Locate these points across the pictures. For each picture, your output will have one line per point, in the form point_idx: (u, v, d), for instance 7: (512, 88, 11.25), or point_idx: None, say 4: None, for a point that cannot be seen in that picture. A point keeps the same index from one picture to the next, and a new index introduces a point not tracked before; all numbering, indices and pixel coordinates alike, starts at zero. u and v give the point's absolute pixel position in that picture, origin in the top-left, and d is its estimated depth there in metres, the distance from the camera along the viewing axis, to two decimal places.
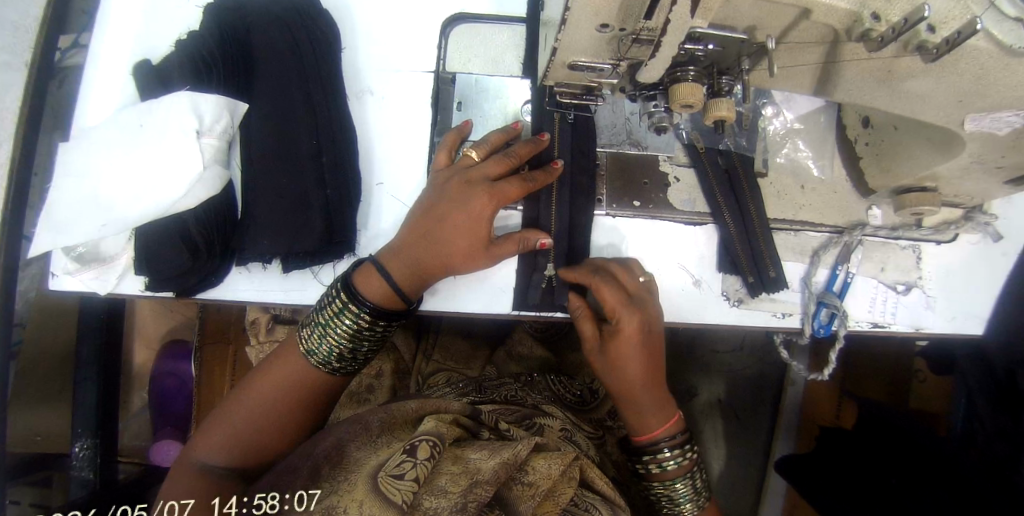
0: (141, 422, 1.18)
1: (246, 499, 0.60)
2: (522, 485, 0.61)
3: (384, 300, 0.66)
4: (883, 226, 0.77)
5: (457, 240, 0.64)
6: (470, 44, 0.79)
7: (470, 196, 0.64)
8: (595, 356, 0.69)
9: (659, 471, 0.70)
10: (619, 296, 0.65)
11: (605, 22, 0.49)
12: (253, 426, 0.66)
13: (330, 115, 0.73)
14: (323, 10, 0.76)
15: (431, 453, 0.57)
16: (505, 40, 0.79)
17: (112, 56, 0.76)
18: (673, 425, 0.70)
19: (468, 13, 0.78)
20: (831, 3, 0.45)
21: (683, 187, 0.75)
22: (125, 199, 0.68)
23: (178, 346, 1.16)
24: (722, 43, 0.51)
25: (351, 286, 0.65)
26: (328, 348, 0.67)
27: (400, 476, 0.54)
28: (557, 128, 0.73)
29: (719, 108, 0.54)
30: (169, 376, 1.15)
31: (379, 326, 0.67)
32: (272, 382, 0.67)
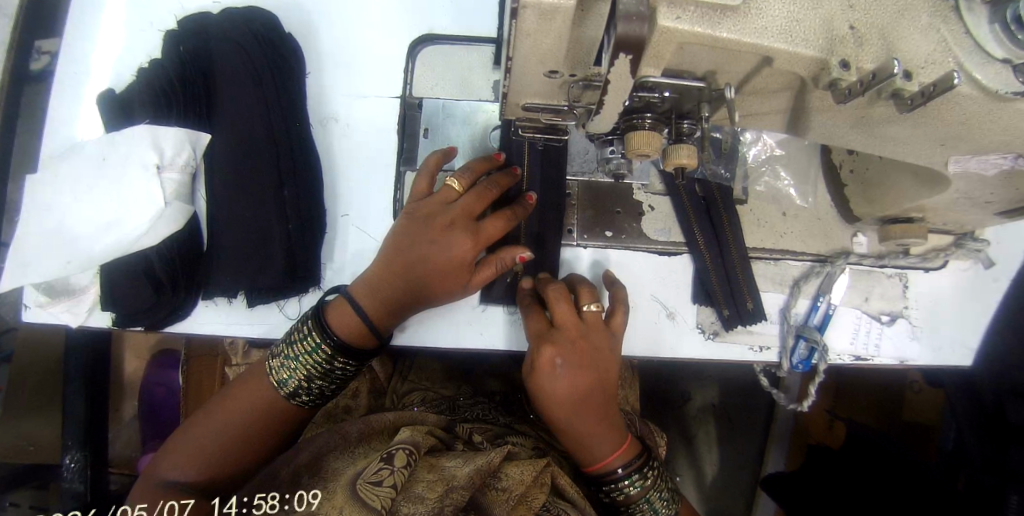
0: (130, 432, 1.19)
1: (245, 499, 0.61)
2: (494, 490, 0.62)
3: (355, 338, 0.63)
4: (869, 255, 0.74)
5: (436, 280, 0.62)
6: (439, 67, 0.76)
7: (455, 238, 0.61)
8: (534, 398, 0.62)
9: (623, 498, 0.64)
10: (540, 327, 0.62)
11: (553, 68, 0.46)
12: (230, 437, 0.62)
13: (293, 145, 0.70)
14: (286, 34, 0.73)
15: (407, 460, 0.59)
16: (475, 62, 0.77)
17: (74, 82, 0.75)
18: (625, 451, 0.63)
19: (436, 34, 0.76)
20: (792, 50, 0.42)
21: (658, 216, 0.73)
22: (89, 235, 0.68)
23: (168, 357, 1.17)
24: (678, 90, 0.48)
25: (322, 322, 0.63)
26: (294, 380, 0.63)
27: (378, 482, 0.55)
28: (526, 156, 0.71)
29: (679, 154, 0.51)
30: (159, 386, 1.16)
31: (349, 366, 0.65)
32: (243, 400, 0.64)
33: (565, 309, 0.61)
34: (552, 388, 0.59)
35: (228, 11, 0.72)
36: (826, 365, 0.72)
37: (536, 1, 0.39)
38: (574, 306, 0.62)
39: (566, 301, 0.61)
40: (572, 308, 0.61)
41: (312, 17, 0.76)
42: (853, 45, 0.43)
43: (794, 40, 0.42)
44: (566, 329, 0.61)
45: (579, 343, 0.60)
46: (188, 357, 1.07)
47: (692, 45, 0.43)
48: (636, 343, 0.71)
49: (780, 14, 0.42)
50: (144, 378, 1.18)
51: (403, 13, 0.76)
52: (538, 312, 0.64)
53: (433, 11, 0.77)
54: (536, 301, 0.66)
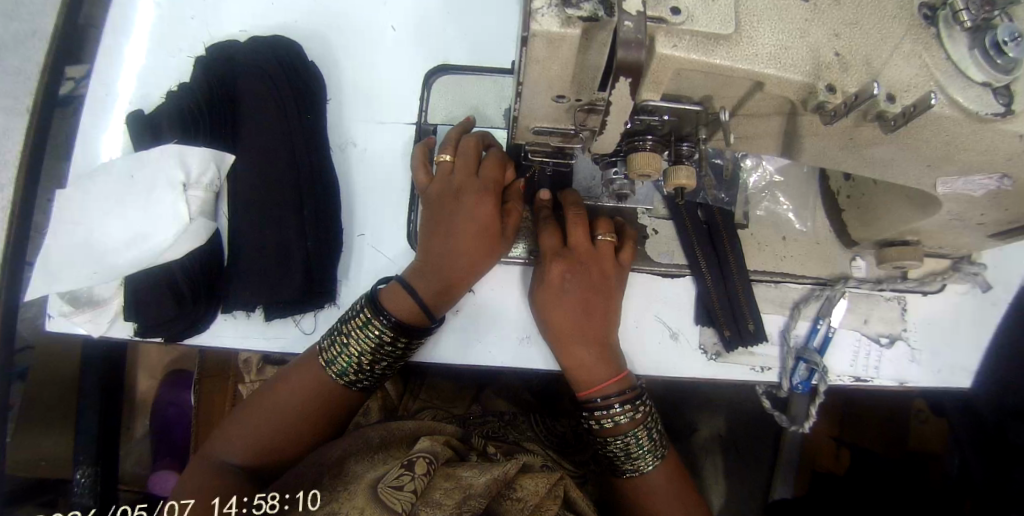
0: (140, 450, 1.19)
1: (246, 499, 0.60)
2: (511, 500, 0.65)
3: (408, 316, 0.64)
4: (867, 279, 0.75)
5: (477, 248, 0.64)
6: (450, 93, 0.78)
7: (473, 201, 0.64)
8: (537, 305, 0.68)
9: (611, 426, 0.67)
10: (555, 245, 0.67)
11: (560, 93, 0.50)
12: (280, 422, 0.65)
13: (313, 165, 0.74)
14: (309, 62, 0.78)
15: (427, 468, 0.64)
16: (487, 91, 0.78)
17: (106, 104, 0.79)
18: (618, 382, 0.66)
19: (450, 64, 0.79)
20: (781, 76, 0.46)
21: (662, 239, 0.74)
22: (116, 247, 0.71)
23: (180, 376, 1.17)
24: (677, 114, 0.51)
25: (374, 301, 0.65)
26: (346, 360, 0.65)
27: (400, 487, 0.60)
28: (536, 181, 0.74)
29: (678, 176, 0.53)
30: (170, 406, 1.16)
31: (401, 344, 0.65)
32: (296, 386, 0.66)
33: (580, 233, 0.66)
34: (560, 294, 0.66)
35: (254, 40, 0.76)
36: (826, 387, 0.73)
37: (544, 31, 0.43)
38: (589, 232, 0.67)
39: (582, 227, 0.66)
40: (587, 232, 0.67)
41: (334, 47, 0.81)
42: (840, 71, 0.46)
43: (783, 65, 0.46)
44: (578, 252, 0.67)
45: (590, 267, 0.66)
46: (201, 376, 1.07)
47: (689, 71, 0.46)
48: (639, 362, 0.72)
49: (769, 42, 0.46)
50: (155, 398, 1.17)
51: (419, 43, 0.81)
52: (553, 231, 0.67)
53: (448, 43, 0.81)
54: (553, 220, 0.69)
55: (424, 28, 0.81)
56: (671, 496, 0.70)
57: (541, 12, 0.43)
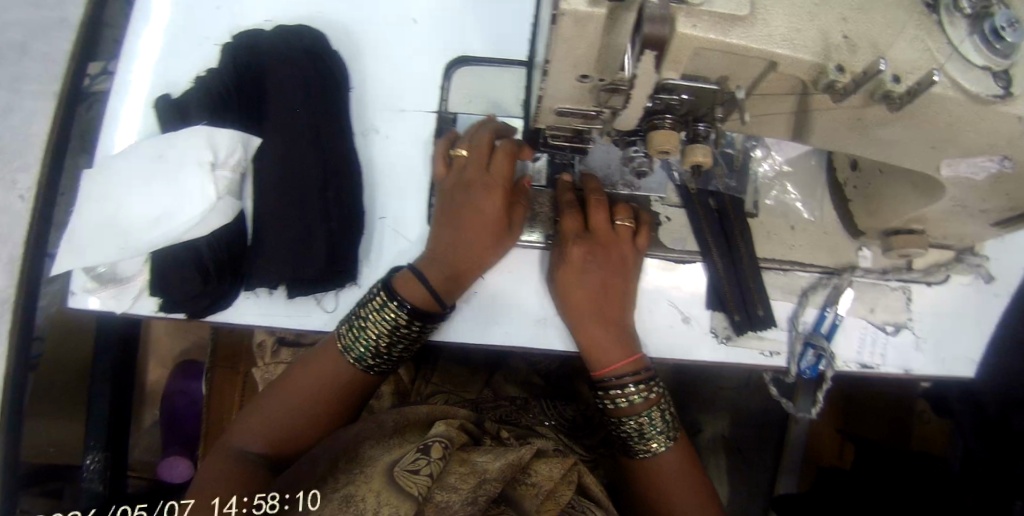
0: (152, 439, 1.19)
1: (246, 499, 0.62)
2: (524, 485, 0.65)
3: (423, 303, 0.66)
4: (873, 269, 0.77)
5: (486, 237, 0.68)
6: (473, 84, 0.82)
7: (488, 189, 0.67)
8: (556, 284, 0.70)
9: (625, 406, 0.68)
10: (578, 226, 0.69)
11: (584, 73, 0.53)
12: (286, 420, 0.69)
13: (337, 149, 0.76)
14: (333, 50, 0.80)
15: (443, 452, 0.63)
16: (506, 82, 0.82)
17: (133, 88, 0.81)
18: (633, 362, 0.68)
19: (470, 55, 0.82)
20: (793, 56, 0.48)
21: (675, 226, 0.76)
22: (140, 226, 0.72)
23: (191, 366, 1.17)
24: (695, 93, 0.54)
25: (390, 288, 0.67)
26: (364, 345, 0.68)
27: (416, 471, 0.60)
28: (553, 169, 0.76)
29: (695, 153, 0.57)
30: (181, 395, 1.16)
31: (415, 328, 0.68)
32: (303, 385, 0.70)
33: (602, 218, 0.70)
34: (581, 273, 0.68)
35: (280, 28, 0.79)
36: (832, 373, 0.75)
37: (572, 10, 0.46)
38: (609, 216, 0.70)
39: (604, 211, 0.70)
40: (608, 219, 0.70)
41: (358, 37, 0.83)
42: (848, 52, 0.49)
43: (795, 46, 0.48)
44: (598, 235, 0.70)
45: (609, 250, 0.69)
46: (212, 363, 1.08)
47: (707, 50, 0.49)
48: (652, 344, 0.74)
49: (782, 24, 0.49)
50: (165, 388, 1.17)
51: (440, 35, 0.83)
52: (577, 211, 0.70)
53: (468, 34, 0.83)
54: (576, 203, 0.71)
55: (445, 20, 0.84)
56: (683, 480, 0.71)
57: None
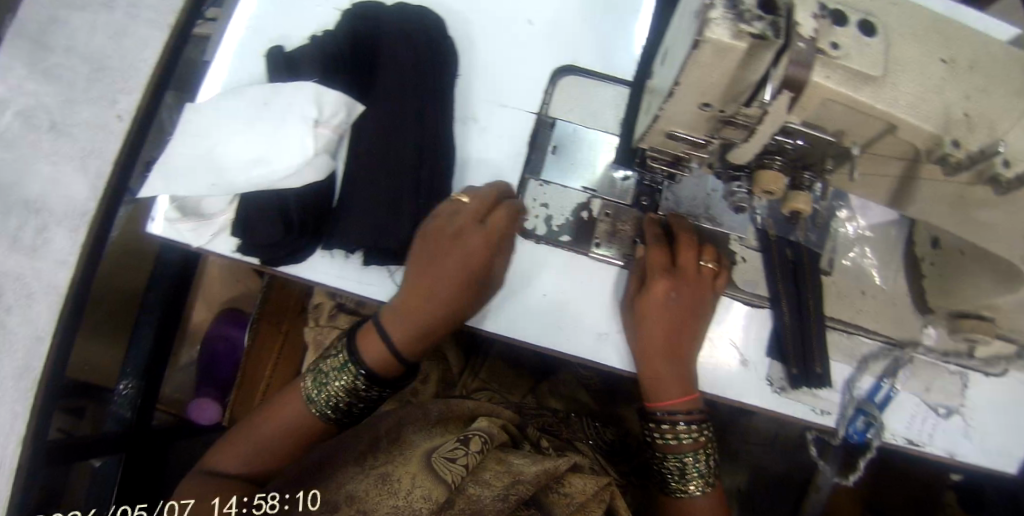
0: (184, 377, 1.22)
1: (246, 500, 0.66)
2: (558, 493, 0.68)
3: (382, 366, 0.69)
4: (934, 348, 0.77)
5: (448, 300, 0.69)
6: (574, 93, 0.83)
7: (458, 252, 0.69)
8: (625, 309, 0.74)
9: (671, 442, 0.73)
10: (664, 262, 0.72)
11: (707, 101, 0.54)
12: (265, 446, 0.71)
13: (436, 132, 0.78)
14: (447, 35, 0.83)
15: (481, 446, 0.67)
16: (608, 97, 0.83)
17: (246, 33, 0.83)
18: (688, 402, 0.72)
19: (577, 66, 0.84)
20: (915, 123, 0.50)
21: (749, 268, 0.77)
22: (237, 166, 0.75)
23: (236, 313, 1.19)
24: (811, 141, 0.56)
25: (353, 347, 0.70)
26: (326, 398, 0.69)
27: (453, 459, 0.65)
28: (643, 192, 0.79)
29: (798, 200, 0.59)
30: (221, 340, 1.18)
31: (376, 391, 0.70)
32: (277, 419, 0.71)
33: (690, 255, 0.72)
34: (658, 307, 0.70)
35: (400, 4, 0.82)
36: (880, 443, 0.75)
37: (714, 39, 0.47)
38: (697, 256, 0.73)
39: (692, 249, 0.72)
40: (695, 255, 0.72)
41: (472, 27, 0.85)
42: (965, 130, 0.50)
43: (919, 114, 0.50)
44: (686, 272, 0.72)
45: (692, 287, 0.72)
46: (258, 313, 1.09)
47: (833, 103, 0.51)
48: (708, 379, 0.75)
49: (909, 91, 0.50)
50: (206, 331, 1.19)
51: (550, 40, 0.85)
52: (663, 246, 0.73)
53: (578, 44, 0.85)
54: (660, 232, 0.74)
55: (559, 27, 0.86)
56: None
57: (715, 21, 0.46)
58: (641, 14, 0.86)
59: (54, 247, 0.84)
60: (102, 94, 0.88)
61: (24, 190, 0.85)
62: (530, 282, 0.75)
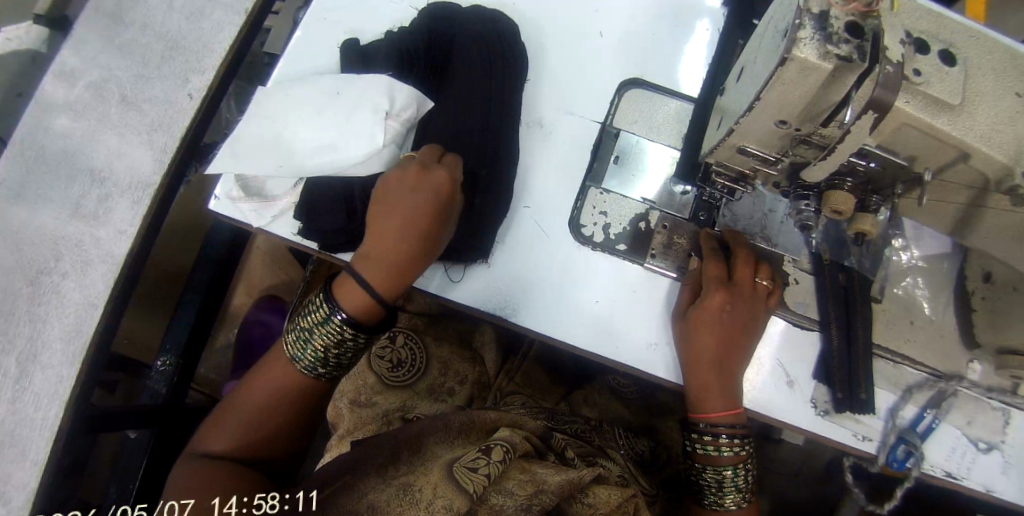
0: (223, 359, 1.25)
1: (246, 499, 0.59)
2: (580, 503, 0.63)
3: (360, 313, 0.67)
4: (979, 384, 0.77)
5: (418, 238, 0.68)
6: (639, 106, 0.85)
7: (415, 189, 0.67)
8: (674, 322, 0.76)
9: (714, 455, 0.73)
10: (721, 274, 0.73)
11: (783, 119, 0.55)
12: (257, 416, 0.68)
13: (502, 133, 0.81)
14: (518, 42, 0.85)
15: (504, 456, 0.62)
16: (672, 112, 0.85)
17: (328, 29, 0.88)
18: (734, 415, 0.72)
19: (644, 80, 0.86)
20: (990, 152, 0.51)
21: (800, 290, 0.79)
22: (305, 151, 0.77)
23: (274, 301, 1.21)
24: (883, 164, 0.58)
25: (329, 298, 0.67)
26: (312, 354, 0.68)
27: (475, 469, 0.59)
28: (701, 208, 0.82)
29: (864, 221, 0.61)
30: (255, 326, 1.20)
31: (361, 338, 0.68)
32: (264, 385, 0.69)
33: (747, 269, 0.73)
34: (708, 315, 0.72)
35: (476, 8, 0.86)
36: (918, 473, 0.75)
37: (801, 57, 0.48)
38: (754, 273, 0.74)
39: (750, 264, 0.73)
40: (751, 273, 0.73)
41: (543, 37, 0.89)
42: None
43: (993, 144, 0.52)
44: (743, 288, 0.73)
45: (747, 304, 0.73)
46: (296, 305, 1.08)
47: (910, 127, 0.52)
48: (753, 394, 0.76)
49: (985, 121, 0.52)
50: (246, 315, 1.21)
51: (616, 53, 0.87)
52: (720, 260, 0.74)
53: (644, 59, 0.87)
54: (716, 249, 0.76)
55: (626, 40, 0.88)
56: None
57: (804, 41, 0.48)
58: (707, 32, 0.88)
59: (116, 216, 0.85)
60: (175, 72, 0.90)
61: (91, 160, 0.88)
62: (583, 287, 0.79)
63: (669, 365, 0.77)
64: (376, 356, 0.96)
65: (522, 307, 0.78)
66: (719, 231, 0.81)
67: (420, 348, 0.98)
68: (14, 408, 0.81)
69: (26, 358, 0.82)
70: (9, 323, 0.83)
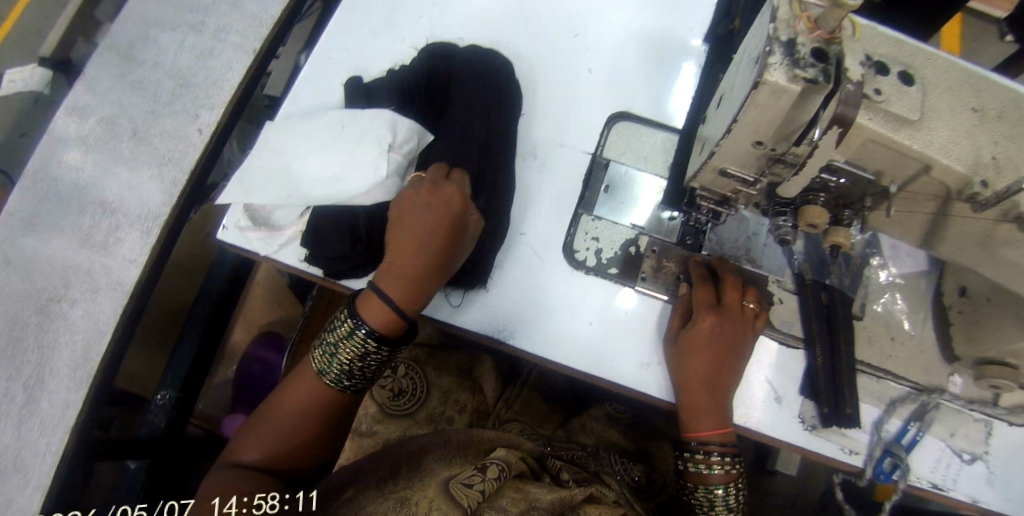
0: (220, 395, 1.25)
1: (247, 499, 0.61)
2: None
3: (381, 324, 0.68)
4: (960, 395, 0.80)
5: (433, 254, 0.71)
6: (627, 139, 0.91)
7: (426, 205, 0.72)
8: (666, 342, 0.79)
9: (704, 473, 0.74)
10: (711, 299, 0.77)
11: (760, 139, 0.61)
12: (287, 430, 0.69)
13: (499, 163, 0.86)
14: (513, 79, 0.92)
15: (498, 474, 0.63)
16: (659, 143, 0.90)
17: (334, 69, 0.94)
18: (724, 434, 0.74)
19: (631, 113, 0.92)
20: (949, 162, 0.57)
21: (785, 309, 0.83)
22: (312, 181, 0.80)
23: (274, 337, 1.24)
24: (852, 179, 0.63)
25: (353, 313, 0.69)
26: (338, 367, 0.69)
27: (470, 485, 0.60)
28: (688, 234, 0.86)
29: (837, 234, 0.67)
30: (256, 363, 1.22)
31: (384, 351, 0.69)
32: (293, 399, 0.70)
33: (734, 292, 0.77)
34: (708, 335, 0.75)
35: (473, 48, 0.92)
36: (904, 485, 0.77)
37: (772, 81, 0.54)
38: (740, 296, 0.77)
39: (735, 288, 0.77)
40: (739, 296, 0.77)
41: (535, 75, 0.95)
42: (994, 171, 0.57)
43: (951, 155, 0.57)
44: (731, 311, 0.76)
45: (734, 325, 0.76)
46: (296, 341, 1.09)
47: (874, 144, 0.58)
48: (742, 412, 0.79)
49: (943, 136, 0.57)
50: (246, 350, 1.23)
51: (604, 89, 0.94)
52: (708, 287, 0.78)
53: (629, 95, 0.94)
54: (705, 276, 0.80)
55: (613, 77, 0.95)
56: None
57: (773, 66, 0.53)
58: (687, 68, 0.95)
59: (125, 247, 0.88)
60: (185, 108, 0.94)
61: (101, 192, 0.91)
62: (578, 310, 0.82)
63: (662, 385, 0.79)
64: (376, 386, 0.97)
65: (520, 330, 0.81)
66: (705, 258, 0.84)
67: (420, 377, 0.99)
68: (20, 433, 0.83)
69: (33, 384, 0.84)
70: (17, 350, 0.86)
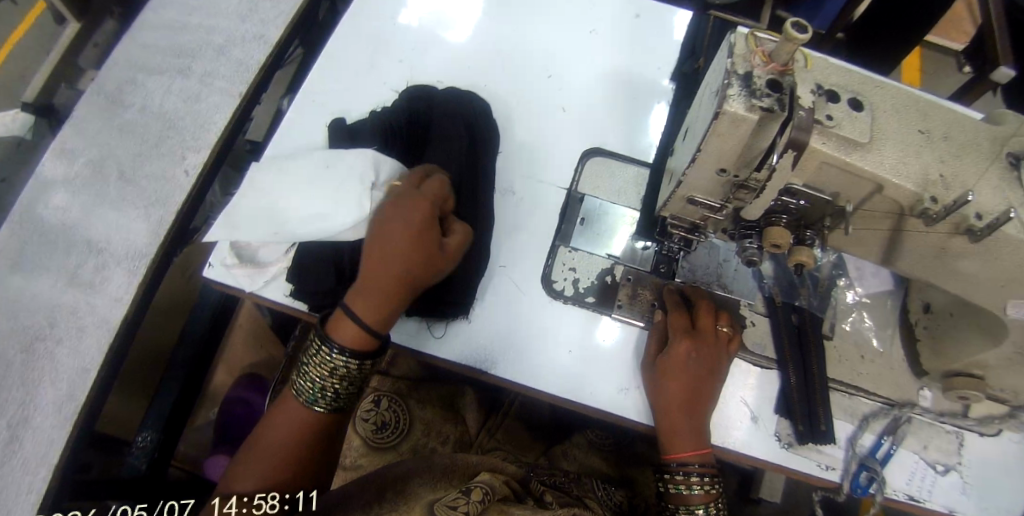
0: (202, 437, 1.23)
1: (246, 499, 0.66)
2: None
3: (352, 341, 0.68)
4: (931, 409, 0.82)
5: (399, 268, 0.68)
6: (600, 172, 0.95)
7: (393, 217, 0.69)
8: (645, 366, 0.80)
9: (683, 494, 0.75)
10: (685, 326, 0.79)
11: (723, 167, 0.64)
12: (283, 453, 0.68)
13: (477, 196, 0.88)
14: (490, 116, 0.96)
15: (483, 497, 0.63)
16: (632, 177, 0.94)
17: (317, 111, 0.97)
18: (703, 454, 0.75)
19: (603, 148, 0.96)
20: (899, 182, 0.60)
21: (758, 331, 0.85)
22: (297, 218, 0.82)
23: (256, 379, 1.22)
24: (811, 201, 0.67)
25: (325, 334, 0.68)
26: (316, 387, 0.69)
27: (454, 507, 0.60)
28: (660, 264, 0.88)
29: (800, 253, 0.69)
30: (238, 405, 1.19)
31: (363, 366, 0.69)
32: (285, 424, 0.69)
33: (708, 317, 0.79)
34: (685, 358, 0.76)
35: (450, 89, 0.96)
36: (882, 498, 0.78)
37: (731, 110, 0.57)
38: (713, 321, 0.79)
39: (710, 314, 0.80)
40: (712, 320, 0.79)
41: (511, 112, 0.99)
42: (942, 187, 0.60)
43: (900, 174, 0.60)
44: (706, 335, 0.78)
45: (710, 349, 0.77)
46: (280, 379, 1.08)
47: (829, 165, 0.61)
48: (720, 433, 0.80)
49: (893, 155, 0.61)
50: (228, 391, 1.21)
51: (576, 124, 0.98)
52: (682, 314, 0.80)
53: (601, 130, 0.98)
54: (679, 303, 0.82)
55: (586, 112, 0.99)
56: None
57: (732, 97, 0.57)
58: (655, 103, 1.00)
59: (111, 286, 0.88)
60: (171, 150, 0.97)
61: (86, 233, 0.92)
62: (556, 338, 0.83)
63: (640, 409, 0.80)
64: (359, 419, 0.96)
65: (499, 359, 0.82)
66: (681, 284, 0.87)
67: (403, 409, 0.98)
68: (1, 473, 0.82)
69: (16, 423, 0.84)
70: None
